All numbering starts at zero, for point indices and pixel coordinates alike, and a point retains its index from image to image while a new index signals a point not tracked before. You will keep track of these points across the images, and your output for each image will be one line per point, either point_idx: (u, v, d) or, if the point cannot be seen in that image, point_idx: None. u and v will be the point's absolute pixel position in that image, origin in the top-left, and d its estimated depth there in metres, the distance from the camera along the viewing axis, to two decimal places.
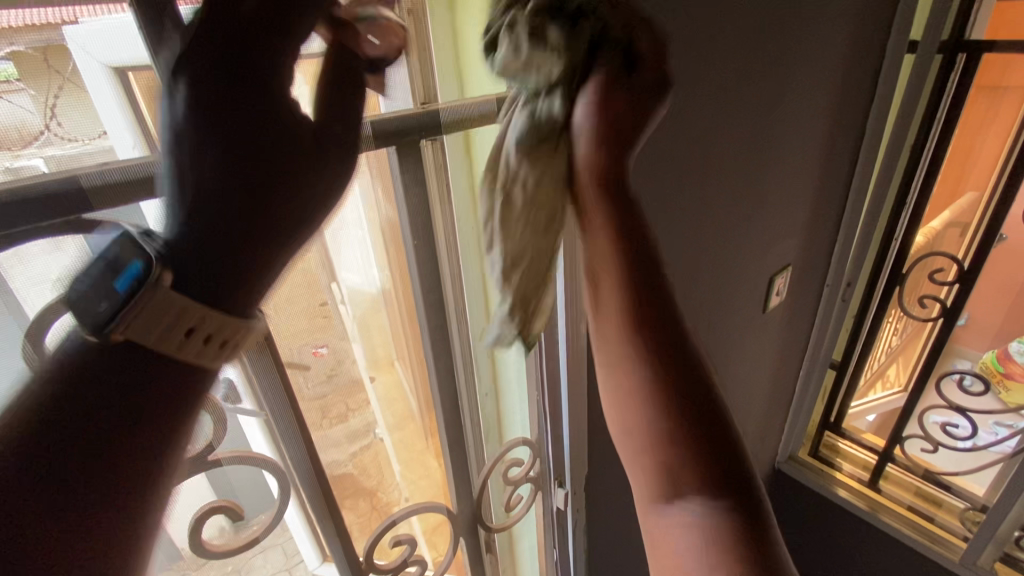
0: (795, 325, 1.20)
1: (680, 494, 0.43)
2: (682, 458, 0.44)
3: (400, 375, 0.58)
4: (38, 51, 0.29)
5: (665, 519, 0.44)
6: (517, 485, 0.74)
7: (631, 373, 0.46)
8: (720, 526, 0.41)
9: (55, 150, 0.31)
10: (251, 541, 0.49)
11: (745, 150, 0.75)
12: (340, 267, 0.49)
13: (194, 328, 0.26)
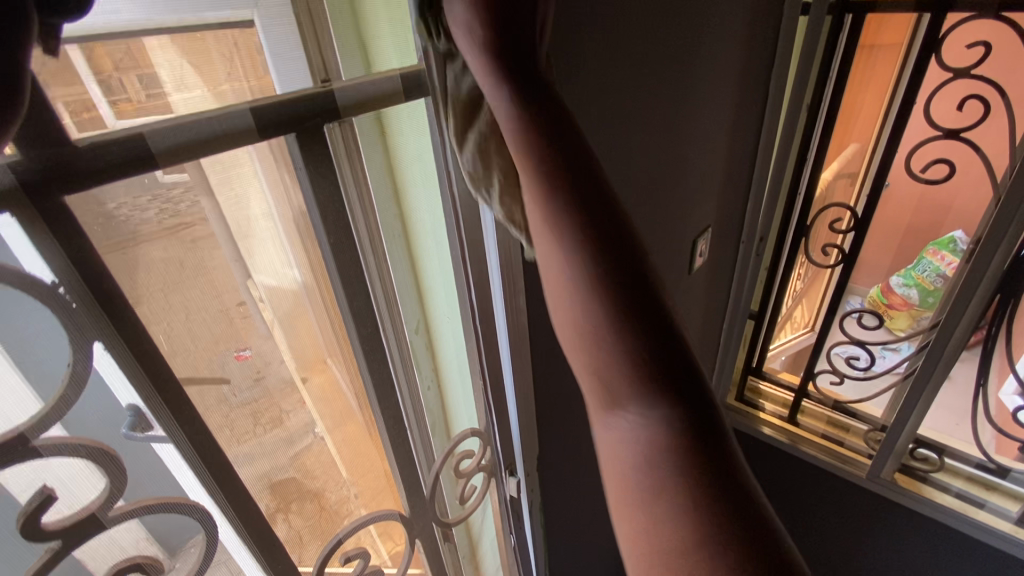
0: (717, 279, 1.27)
1: (623, 401, 0.34)
2: (627, 358, 0.34)
3: (334, 373, 0.52)
4: None
5: (611, 435, 0.35)
6: (469, 476, 0.73)
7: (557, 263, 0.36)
8: (668, 435, 0.33)
9: None
10: None
11: (661, 118, 0.75)
12: (253, 262, 0.43)
13: None
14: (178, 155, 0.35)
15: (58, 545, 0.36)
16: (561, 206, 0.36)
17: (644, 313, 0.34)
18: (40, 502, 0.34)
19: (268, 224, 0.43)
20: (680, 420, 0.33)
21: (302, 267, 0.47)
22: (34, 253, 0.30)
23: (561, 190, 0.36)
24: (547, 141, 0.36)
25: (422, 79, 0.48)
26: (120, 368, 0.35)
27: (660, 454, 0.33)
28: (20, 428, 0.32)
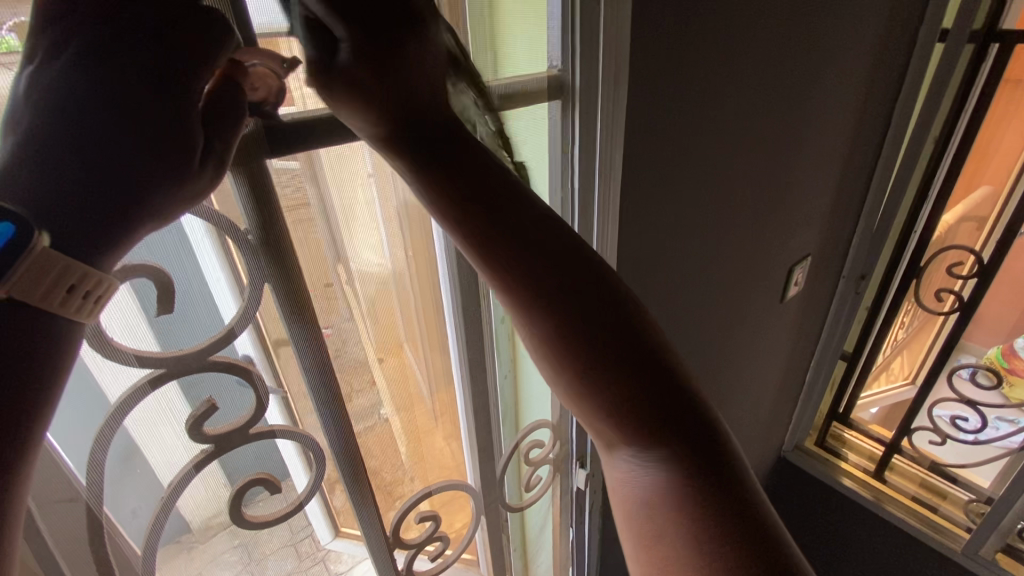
0: (809, 314, 1.20)
1: (622, 443, 0.37)
2: (604, 407, 0.36)
3: (409, 361, 0.56)
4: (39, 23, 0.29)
5: (612, 465, 0.38)
6: (538, 466, 0.75)
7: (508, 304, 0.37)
8: (670, 475, 0.35)
9: None
10: (274, 522, 0.49)
11: (767, 140, 0.75)
12: (351, 245, 0.47)
13: (94, 289, 0.26)
14: None
15: (210, 450, 0.43)
16: (528, 266, 0.36)
17: (629, 360, 0.36)
18: (205, 410, 0.41)
19: (367, 203, 0.47)
20: (673, 443, 0.35)
21: (394, 247, 0.51)
22: (240, 202, 0.38)
23: (549, 308, 0.36)
24: (537, 263, 0.36)
25: (561, 83, 0.52)
26: (279, 304, 0.43)
27: (641, 467, 0.36)
28: (200, 344, 0.39)
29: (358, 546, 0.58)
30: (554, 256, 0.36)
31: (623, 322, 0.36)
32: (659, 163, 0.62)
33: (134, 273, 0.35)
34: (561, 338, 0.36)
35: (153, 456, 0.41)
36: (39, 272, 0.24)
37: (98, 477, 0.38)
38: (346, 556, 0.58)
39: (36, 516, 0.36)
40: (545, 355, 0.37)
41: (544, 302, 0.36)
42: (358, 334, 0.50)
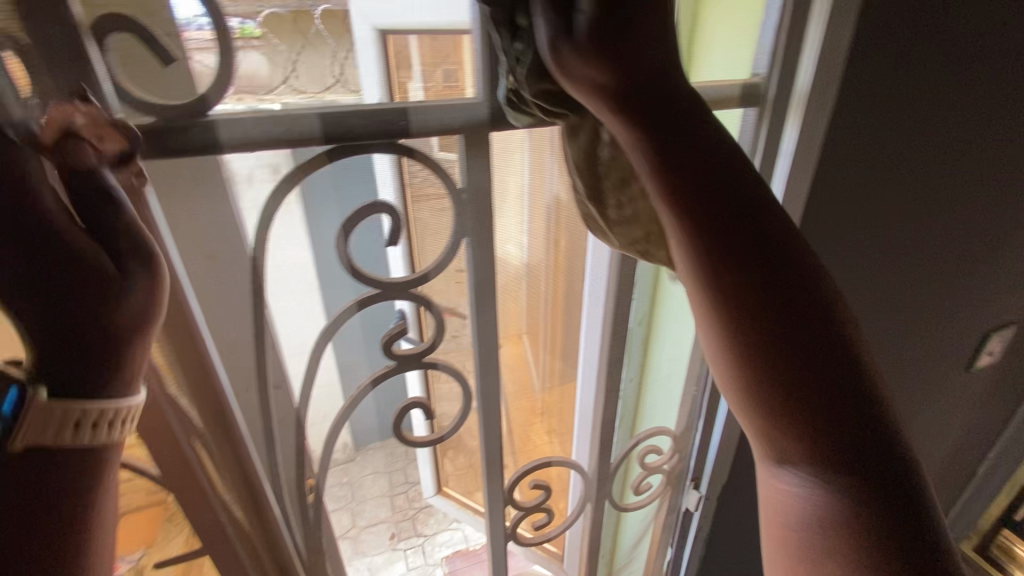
0: (1003, 392, 1.01)
1: (793, 455, 0.32)
2: (810, 432, 0.31)
3: (526, 347, 0.59)
4: (287, 14, 0.35)
5: (772, 477, 0.34)
6: (651, 473, 0.74)
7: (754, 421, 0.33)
8: (844, 509, 0.30)
9: (288, 99, 0.36)
10: (431, 441, 0.55)
11: (997, 177, 0.64)
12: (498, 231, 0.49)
13: (99, 425, 0.28)
14: None
15: (392, 367, 0.49)
16: (711, 217, 0.32)
17: (824, 364, 0.31)
18: (396, 332, 0.47)
19: (518, 194, 0.49)
20: (863, 483, 0.30)
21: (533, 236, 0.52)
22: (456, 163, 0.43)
23: (726, 270, 0.32)
24: (703, 229, 0.32)
25: (757, 92, 0.51)
26: (472, 259, 0.48)
27: (811, 488, 0.32)
28: (412, 274, 0.45)
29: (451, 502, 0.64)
30: (745, 220, 0.32)
31: (811, 321, 0.32)
32: (852, 186, 0.57)
33: (374, 205, 0.41)
34: (729, 300, 0.32)
35: (348, 363, 0.48)
36: (45, 418, 0.27)
37: (312, 373, 0.47)
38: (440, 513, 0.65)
39: (267, 395, 0.45)
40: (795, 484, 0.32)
41: (726, 270, 0.32)
42: (488, 322, 0.52)
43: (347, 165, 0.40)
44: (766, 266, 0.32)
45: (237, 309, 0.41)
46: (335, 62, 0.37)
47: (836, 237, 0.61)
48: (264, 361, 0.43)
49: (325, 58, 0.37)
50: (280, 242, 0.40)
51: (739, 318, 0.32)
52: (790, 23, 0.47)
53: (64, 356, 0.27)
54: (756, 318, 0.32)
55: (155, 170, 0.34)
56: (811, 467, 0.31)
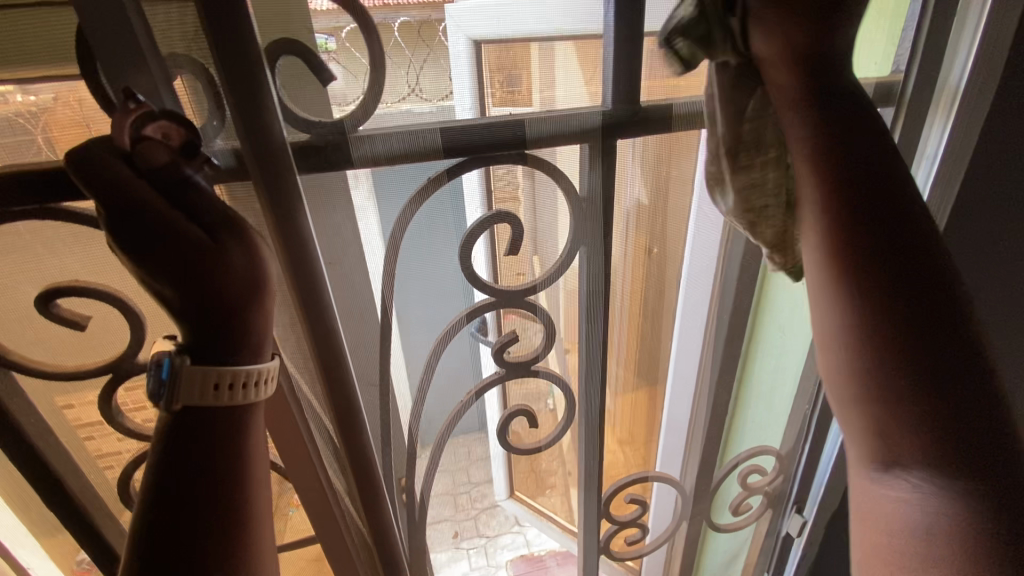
0: None
1: (906, 461, 0.33)
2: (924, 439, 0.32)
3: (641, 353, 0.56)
4: (376, 28, 0.33)
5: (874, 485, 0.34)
6: (752, 495, 0.69)
7: (867, 430, 0.34)
8: (952, 516, 0.31)
9: (376, 108, 0.35)
10: (530, 448, 0.56)
11: None
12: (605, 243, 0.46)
13: (236, 382, 0.31)
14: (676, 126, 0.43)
15: (501, 373, 0.49)
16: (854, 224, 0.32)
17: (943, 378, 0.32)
18: (507, 340, 0.48)
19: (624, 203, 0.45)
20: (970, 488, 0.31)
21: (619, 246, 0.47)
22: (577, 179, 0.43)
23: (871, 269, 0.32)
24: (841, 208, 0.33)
25: (892, 90, 0.46)
26: (584, 270, 0.46)
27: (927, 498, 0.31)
28: (523, 284, 0.45)
29: (521, 507, 0.63)
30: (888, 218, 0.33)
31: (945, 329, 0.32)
32: (998, 195, 0.52)
33: (496, 216, 0.42)
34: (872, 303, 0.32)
35: (460, 371, 0.49)
36: (196, 380, 0.30)
37: (428, 367, 0.47)
38: (501, 518, 0.63)
39: (388, 393, 0.46)
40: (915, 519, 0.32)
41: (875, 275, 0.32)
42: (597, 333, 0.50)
43: (469, 177, 0.40)
44: (926, 313, 0.32)
45: (367, 305, 0.41)
46: (436, 70, 0.36)
47: (981, 248, 0.55)
48: (386, 358, 0.44)
49: (403, 68, 0.35)
50: (409, 248, 0.41)
51: (887, 356, 0.32)
52: (941, 8, 0.42)
53: (212, 348, 0.31)
54: (908, 363, 0.32)
55: (309, 186, 0.35)
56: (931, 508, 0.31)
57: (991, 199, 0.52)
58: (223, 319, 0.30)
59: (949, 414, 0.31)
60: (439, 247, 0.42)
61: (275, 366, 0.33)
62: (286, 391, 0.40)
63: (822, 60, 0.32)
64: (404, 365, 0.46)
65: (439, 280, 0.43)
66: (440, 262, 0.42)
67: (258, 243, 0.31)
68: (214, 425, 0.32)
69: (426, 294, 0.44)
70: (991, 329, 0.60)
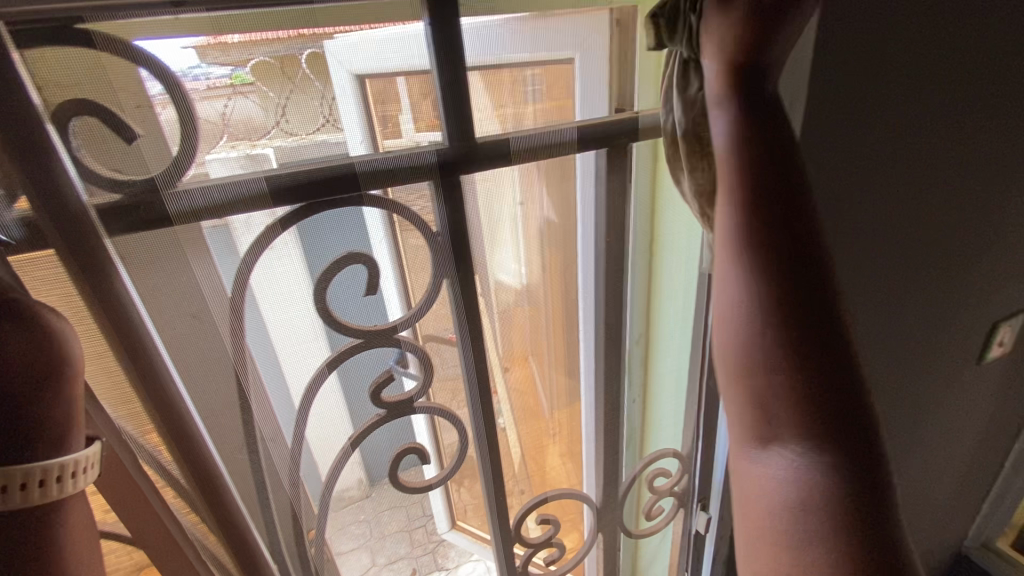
0: (1014, 387, 0.99)
1: (783, 435, 0.35)
2: (793, 393, 0.35)
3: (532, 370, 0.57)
4: (274, 60, 0.35)
5: (752, 464, 0.36)
6: (660, 496, 0.74)
7: (746, 405, 0.37)
8: (820, 480, 0.33)
9: (238, 144, 0.36)
10: (425, 488, 0.54)
11: (983, 178, 0.64)
12: (496, 266, 0.50)
13: (48, 475, 0.32)
14: (530, 155, 0.47)
15: (381, 414, 0.49)
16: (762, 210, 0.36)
17: (820, 339, 0.35)
18: (383, 379, 0.47)
19: (513, 218, 0.49)
20: (835, 450, 0.33)
21: (532, 264, 0.53)
22: (454, 202, 0.45)
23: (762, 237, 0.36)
24: (755, 208, 0.36)
25: None
26: (448, 304, 0.48)
27: (797, 467, 0.34)
28: (384, 325, 0.45)
29: (467, 538, 0.61)
30: (793, 218, 0.37)
31: (821, 301, 0.36)
32: (844, 209, 0.55)
33: (353, 256, 0.42)
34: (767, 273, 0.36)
35: (335, 418, 0.47)
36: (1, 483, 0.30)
37: (300, 426, 0.46)
38: (456, 551, 0.61)
39: (253, 455, 0.44)
40: (780, 487, 0.34)
41: (761, 243, 0.36)
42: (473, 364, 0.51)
43: (311, 221, 0.40)
44: (814, 292, 0.36)
45: (217, 366, 0.40)
46: (324, 104, 0.37)
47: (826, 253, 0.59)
48: (250, 417, 0.43)
49: (314, 100, 0.37)
50: (258, 297, 0.40)
51: (779, 330, 0.35)
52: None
53: (10, 441, 0.30)
54: (796, 334, 0.35)
55: (126, 249, 0.35)
56: (804, 484, 0.33)
57: (841, 213, 0.55)
58: (14, 414, 0.30)
59: (812, 388, 0.35)
60: (291, 292, 0.41)
61: (94, 452, 0.35)
62: (123, 460, 0.40)
63: (754, 75, 0.37)
64: (275, 417, 0.44)
65: (294, 328, 0.42)
66: (291, 309, 0.42)
67: (46, 323, 0.31)
68: (21, 528, 0.31)
69: (279, 343, 0.42)
70: (844, 319, 0.66)
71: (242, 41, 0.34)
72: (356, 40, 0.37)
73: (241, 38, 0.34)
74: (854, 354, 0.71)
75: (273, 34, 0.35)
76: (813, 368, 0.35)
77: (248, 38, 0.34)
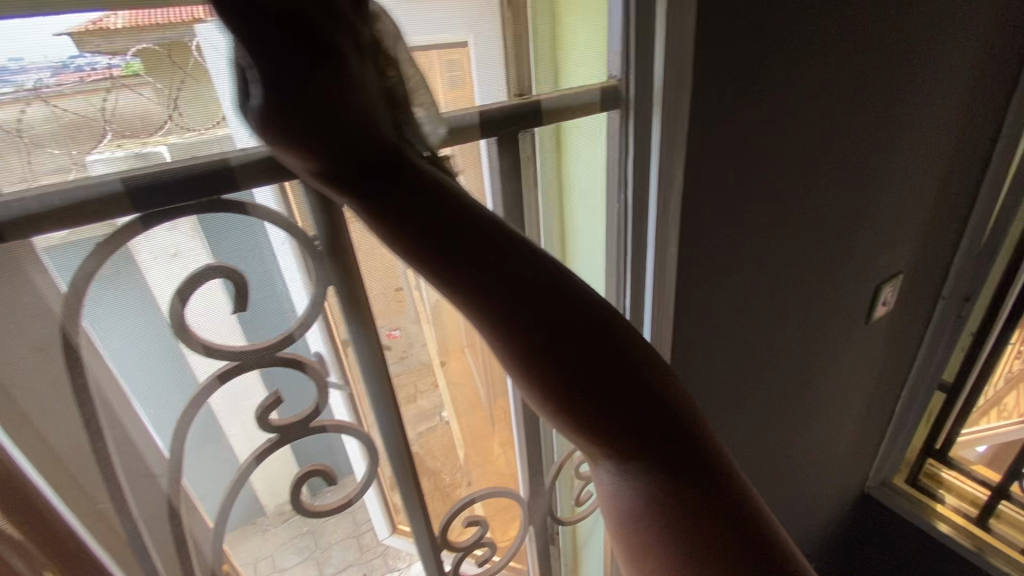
0: (899, 341, 1.09)
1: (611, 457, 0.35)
2: (594, 425, 0.34)
3: (463, 359, 0.57)
4: (162, 48, 0.33)
5: (604, 485, 0.36)
6: (587, 481, 0.74)
7: (576, 440, 0.35)
8: (651, 486, 0.33)
9: (117, 147, 0.33)
10: (340, 506, 0.50)
11: (853, 151, 0.69)
12: None
13: None
14: (438, 144, 0.43)
15: (273, 439, 0.45)
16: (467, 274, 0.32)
17: (580, 373, 0.33)
18: (269, 402, 0.43)
19: None
20: (655, 455, 0.34)
21: None
22: None
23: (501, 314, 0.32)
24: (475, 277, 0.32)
25: (617, 94, 0.50)
26: (330, 313, 0.44)
27: (628, 481, 0.34)
28: (259, 342, 0.42)
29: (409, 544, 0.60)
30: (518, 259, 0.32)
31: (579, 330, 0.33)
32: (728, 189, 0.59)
33: (214, 270, 0.38)
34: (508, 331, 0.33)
35: (219, 444, 0.43)
36: None
37: (176, 459, 0.41)
38: (406, 554, 0.60)
39: (122, 498, 0.39)
40: (633, 504, 0.34)
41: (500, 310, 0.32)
42: (375, 373, 0.48)
43: (160, 231, 0.36)
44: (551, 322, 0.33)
45: (58, 397, 0.35)
46: (208, 97, 0.35)
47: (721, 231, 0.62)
48: (106, 453, 0.38)
49: (209, 92, 0.35)
50: (101, 317, 0.35)
51: (538, 375, 0.33)
52: (640, 16, 0.46)
53: None
54: (562, 377, 0.33)
55: None
56: (643, 493, 0.33)
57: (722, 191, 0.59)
58: None
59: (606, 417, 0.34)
60: (139, 313, 0.36)
61: None
62: None
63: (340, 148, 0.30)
64: (141, 453, 0.39)
65: (150, 352, 0.38)
66: (143, 332, 0.37)
67: None
68: None
69: (138, 367, 0.38)
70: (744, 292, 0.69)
71: (125, 27, 0.32)
72: (218, 27, 0.34)
73: (125, 23, 0.31)
74: (756, 324, 0.75)
75: (163, 18, 0.32)
76: (587, 402, 0.34)
77: (132, 24, 0.32)
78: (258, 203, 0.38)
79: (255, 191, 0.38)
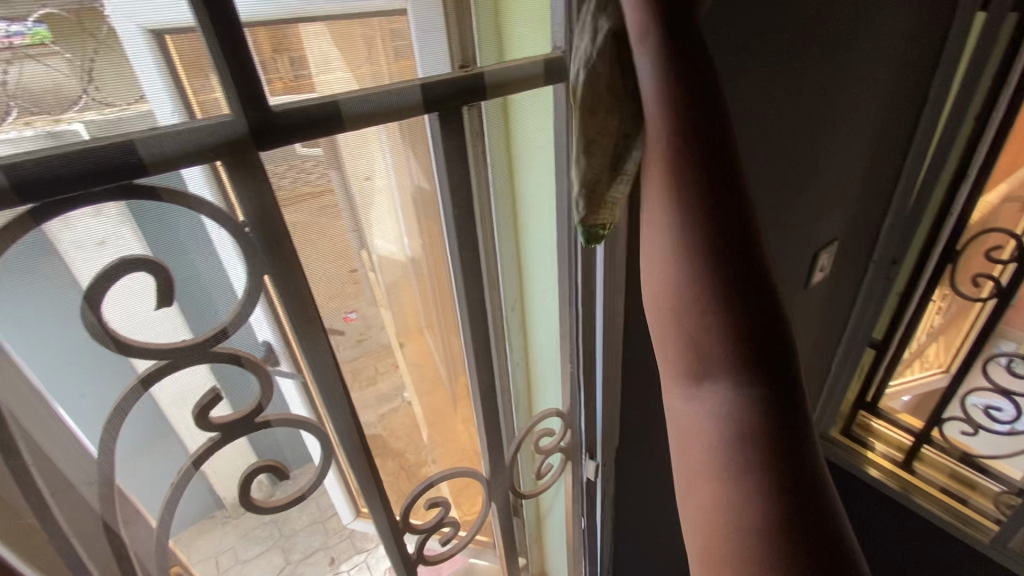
0: (836, 303, 1.15)
1: (710, 374, 0.35)
2: (726, 327, 0.34)
3: (425, 341, 0.56)
4: (71, 14, 0.29)
5: (690, 402, 0.36)
6: (547, 454, 0.76)
7: (682, 347, 0.36)
8: (749, 412, 0.33)
9: (26, 129, 0.29)
10: (294, 499, 0.49)
11: (797, 119, 0.70)
12: (372, 233, 0.46)
13: None
14: (361, 120, 0.41)
15: (216, 438, 0.43)
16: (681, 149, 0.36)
17: (743, 272, 0.35)
18: (209, 399, 0.41)
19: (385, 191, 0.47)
20: (763, 388, 0.33)
21: (411, 238, 0.50)
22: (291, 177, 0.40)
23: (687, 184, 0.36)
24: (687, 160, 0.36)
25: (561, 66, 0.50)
26: (270, 306, 0.42)
27: (728, 400, 0.34)
28: (199, 337, 0.39)
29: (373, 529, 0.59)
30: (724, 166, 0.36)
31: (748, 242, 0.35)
32: None
33: (133, 262, 0.35)
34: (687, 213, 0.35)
35: (154, 447, 0.41)
36: None
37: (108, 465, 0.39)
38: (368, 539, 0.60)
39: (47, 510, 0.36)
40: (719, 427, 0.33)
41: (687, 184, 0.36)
42: (323, 361, 0.46)
43: (55, 225, 0.31)
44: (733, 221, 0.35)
45: None
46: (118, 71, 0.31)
47: None
48: (20, 462, 0.34)
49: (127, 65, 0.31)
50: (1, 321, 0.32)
51: (696, 255, 0.35)
52: None
53: None
54: (717, 261, 0.35)
55: None
56: (739, 416, 0.33)
57: None
58: None
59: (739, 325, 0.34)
60: (46, 314, 0.33)
61: None
62: None
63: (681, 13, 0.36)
64: (64, 464, 0.36)
65: (68, 357, 0.35)
66: (51, 336, 0.34)
67: None
68: None
69: (54, 373, 0.35)
70: None
71: None
72: None
73: None
74: None
75: None
76: (731, 301, 0.34)
77: None
78: (190, 190, 0.35)
79: (184, 173, 0.35)
